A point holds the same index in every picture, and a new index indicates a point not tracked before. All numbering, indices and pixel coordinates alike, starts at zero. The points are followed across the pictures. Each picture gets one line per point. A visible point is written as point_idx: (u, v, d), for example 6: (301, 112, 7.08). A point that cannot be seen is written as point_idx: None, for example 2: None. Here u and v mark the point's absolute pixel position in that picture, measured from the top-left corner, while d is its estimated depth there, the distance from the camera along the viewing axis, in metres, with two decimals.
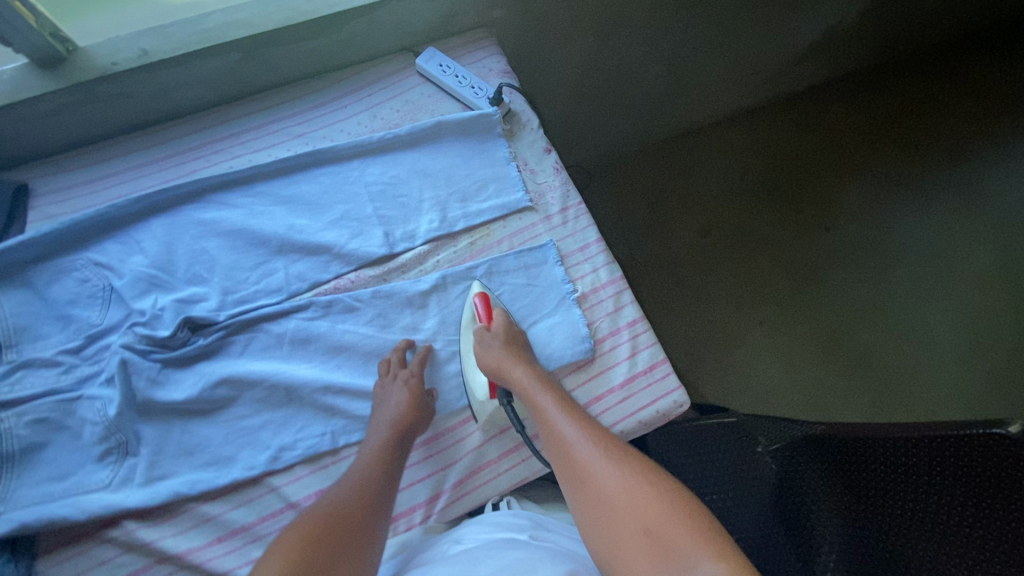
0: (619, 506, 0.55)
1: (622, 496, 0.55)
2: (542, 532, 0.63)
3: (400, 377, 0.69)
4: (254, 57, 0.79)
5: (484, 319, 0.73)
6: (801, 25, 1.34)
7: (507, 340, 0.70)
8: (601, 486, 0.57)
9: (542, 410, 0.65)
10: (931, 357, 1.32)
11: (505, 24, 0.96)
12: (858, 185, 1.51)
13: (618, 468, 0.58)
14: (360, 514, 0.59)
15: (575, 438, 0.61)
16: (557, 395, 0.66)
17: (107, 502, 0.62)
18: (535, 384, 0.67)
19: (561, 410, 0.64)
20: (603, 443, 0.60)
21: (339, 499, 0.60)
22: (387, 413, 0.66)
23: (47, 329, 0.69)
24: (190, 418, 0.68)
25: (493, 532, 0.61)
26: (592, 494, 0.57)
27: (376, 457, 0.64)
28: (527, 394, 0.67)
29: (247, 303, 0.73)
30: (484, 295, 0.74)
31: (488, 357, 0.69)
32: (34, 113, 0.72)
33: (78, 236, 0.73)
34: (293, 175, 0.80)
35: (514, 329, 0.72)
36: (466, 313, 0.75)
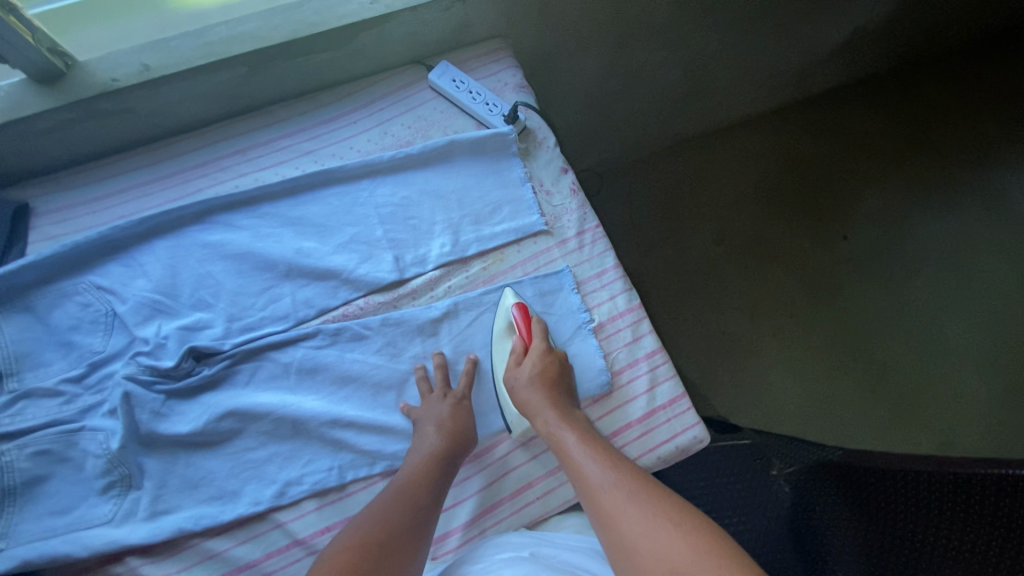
0: (645, 550, 0.52)
1: (644, 536, 0.53)
2: (549, 549, 0.61)
3: (448, 397, 0.69)
4: (261, 71, 0.76)
5: (523, 332, 0.71)
6: (826, 26, 1.29)
7: (537, 371, 0.68)
8: (626, 528, 0.54)
9: (567, 450, 0.63)
10: (950, 375, 1.28)
11: (520, 32, 0.92)
12: (879, 193, 1.46)
13: (644, 510, 0.55)
14: (408, 534, 0.57)
15: (598, 479, 0.59)
16: (582, 434, 0.64)
17: (110, 539, 0.61)
18: (559, 424, 0.65)
19: (586, 450, 0.62)
20: (631, 484, 0.58)
21: (384, 516, 0.58)
22: (437, 425, 0.65)
23: (49, 356, 0.67)
24: (195, 451, 0.66)
25: (502, 551, 0.60)
26: (619, 538, 0.54)
27: (420, 473, 0.62)
28: (551, 434, 0.65)
29: (253, 330, 0.71)
30: (522, 304, 0.72)
31: (517, 393, 0.68)
32: (33, 131, 0.70)
33: (79, 259, 0.71)
34: (300, 195, 0.77)
35: (547, 361, 0.69)
36: (500, 323, 0.73)
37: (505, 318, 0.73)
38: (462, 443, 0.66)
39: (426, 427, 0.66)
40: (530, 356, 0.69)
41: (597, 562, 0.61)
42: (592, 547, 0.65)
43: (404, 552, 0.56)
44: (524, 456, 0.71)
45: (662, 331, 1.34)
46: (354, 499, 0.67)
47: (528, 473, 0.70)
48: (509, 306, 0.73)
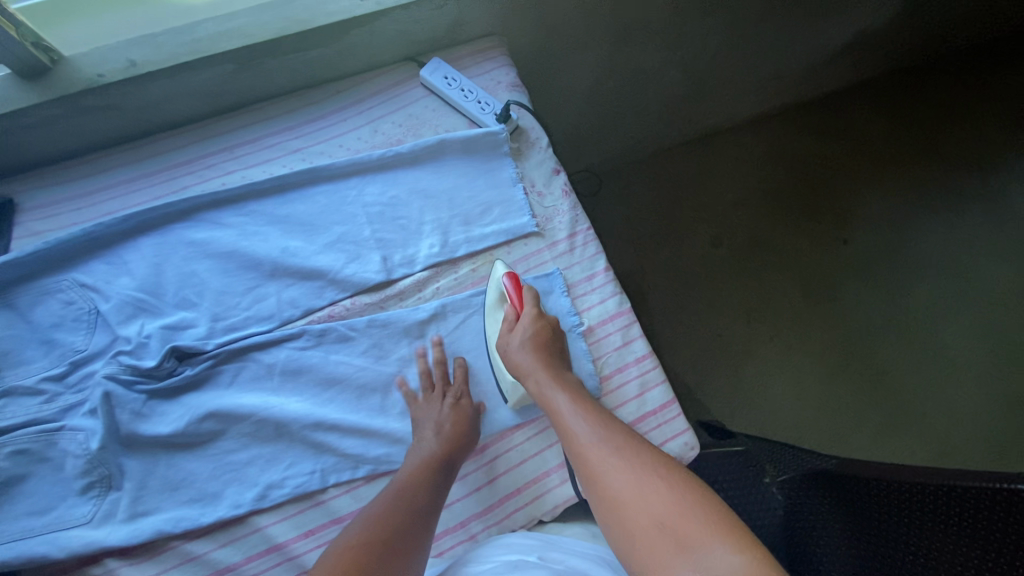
0: (629, 506, 0.51)
1: (630, 492, 0.52)
2: (558, 553, 0.60)
3: (447, 396, 0.68)
4: (249, 67, 0.74)
5: (513, 301, 0.70)
6: (830, 27, 1.27)
7: (529, 338, 0.68)
8: (610, 484, 0.54)
9: (557, 411, 0.62)
10: (948, 381, 1.26)
11: (515, 31, 0.90)
12: (881, 196, 1.44)
13: (632, 466, 0.54)
14: (411, 532, 0.57)
15: (587, 437, 0.58)
16: (573, 395, 0.63)
17: (88, 541, 0.60)
18: (550, 386, 0.64)
19: (575, 410, 0.61)
20: (619, 442, 0.57)
21: (386, 516, 0.58)
22: (436, 429, 0.65)
23: (30, 354, 0.67)
24: (175, 452, 0.65)
25: (508, 554, 0.59)
26: (603, 496, 0.54)
27: (418, 474, 0.62)
28: (542, 396, 0.64)
29: (237, 330, 0.70)
30: (512, 274, 0.71)
31: (511, 357, 0.67)
32: (17, 125, 0.69)
33: (62, 256, 0.70)
34: (288, 194, 0.76)
35: (539, 326, 0.68)
36: (491, 294, 0.72)
37: (497, 289, 0.72)
38: (462, 447, 0.66)
39: (425, 431, 0.66)
40: (522, 323, 0.68)
41: (606, 568, 0.59)
42: (602, 554, 0.63)
43: (408, 549, 0.55)
44: (512, 462, 0.70)
45: (659, 334, 1.33)
46: (335, 504, 0.66)
47: (516, 479, 0.69)
48: (501, 277, 0.71)
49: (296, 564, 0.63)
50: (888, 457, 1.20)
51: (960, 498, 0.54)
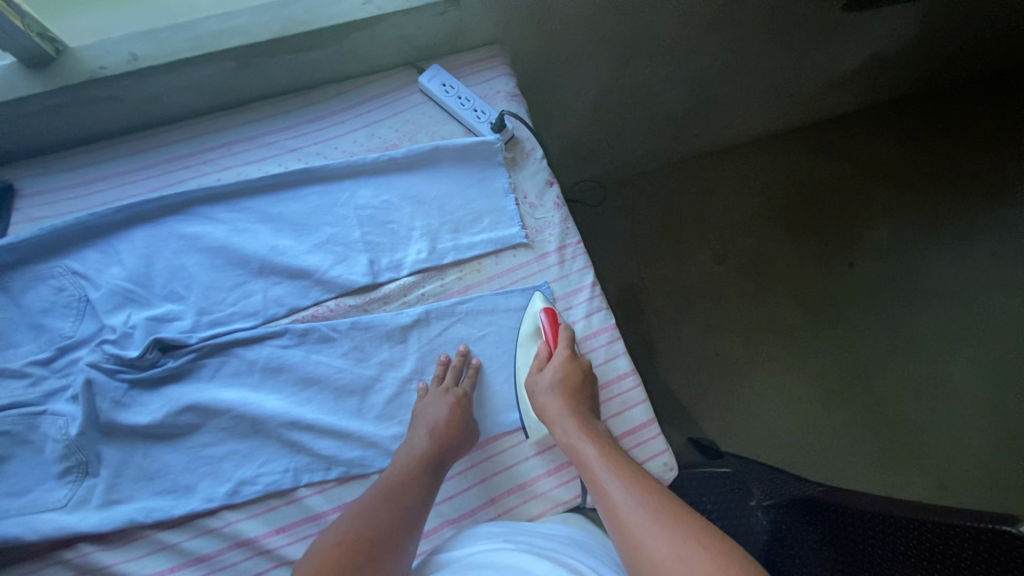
0: (666, 569, 0.48)
1: (668, 553, 0.49)
2: (525, 537, 0.59)
3: (450, 391, 0.68)
4: (249, 66, 0.75)
5: (548, 338, 0.70)
6: (844, 49, 1.25)
7: (559, 378, 0.66)
8: (646, 543, 0.50)
9: (585, 462, 0.60)
10: (949, 414, 1.24)
11: (518, 40, 0.91)
12: (890, 222, 1.42)
13: (668, 526, 0.51)
14: (397, 533, 0.57)
15: (618, 493, 0.55)
16: (602, 447, 0.61)
17: (61, 525, 0.61)
18: (579, 434, 0.63)
19: (605, 463, 0.59)
20: (652, 499, 0.54)
21: (374, 514, 0.58)
22: (429, 426, 0.65)
23: (20, 337, 0.68)
24: (153, 443, 0.66)
25: (478, 546, 0.58)
26: (638, 557, 0.50)
27: (408, 469, 0.62)
28: (570, 446, 0.62)
29: (221, 325, 0.71)
30: (550, 311, 0.71)
31: (539, 399, 0.67)
32: (20, 113, 0.70)
33: (57, 242, 0.71)
34: (281, 192, 0.77)
35: (571, 367, 0.67)
36: (525, 327, 0.73)
37: (532, 324, 0.72)
38: (453, 448, 0.65)
39: (419, 428, 0.65)
40: (553, 362, 0.67)
41: (576, 548, 0.58)
42: (571, 535, 0.62)
43: (393, 551, 0.56)
44: (487, 472, 0.69)
45: (654, 348, 1.31)
46: (307, 503, 0.66)
47: (489, 490, 0.69)
48: (538, 311, 0.72)
49: (265, 560, 0.64)
50: (886, 490, 1.17)
51: (949, 533, 0.51)
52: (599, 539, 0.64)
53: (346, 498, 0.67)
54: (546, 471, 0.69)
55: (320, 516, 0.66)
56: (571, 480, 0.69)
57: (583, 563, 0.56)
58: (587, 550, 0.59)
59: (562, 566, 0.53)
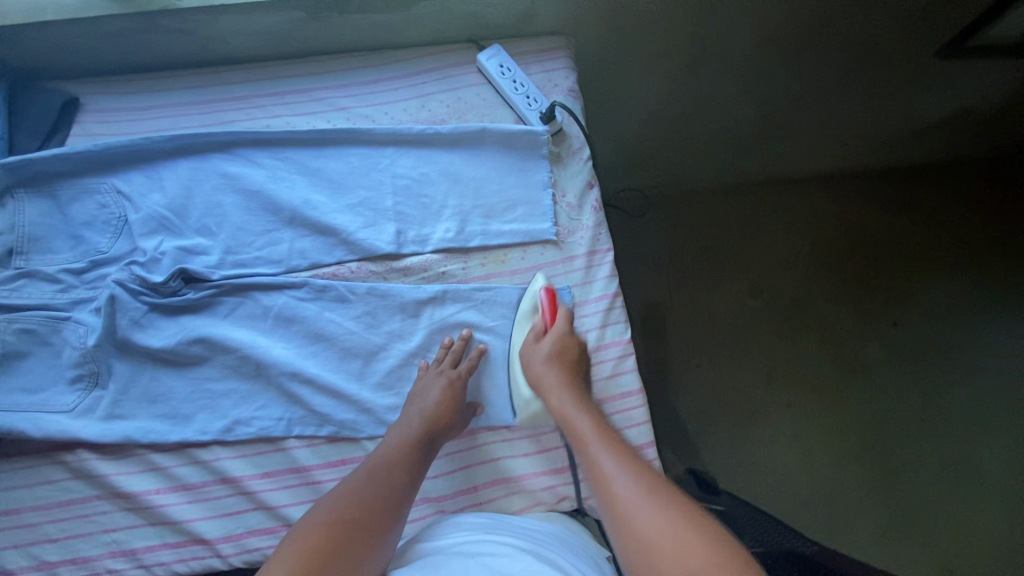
0: (654, 540, 0.47)
1: (657, 527, 0.48)
2: (509, 530, 0.59)
3: (445, 374, 0.67)
4: (317, 19, 0.76)
5: (547, 316, 0.69)
6: (930, 98, 1.17)
7: (556, 351, 0.66)
8: (635, 516, 0.49)
9: (579, 437, 0.59)
10: (968, 496, 1.17)
11: (585, 33, 0.88)
12: (946, 287, 1.33)
13: (660, 505, 0.50)
14: (383, 513, 0.57)
15: (612, 471, 0.54)
16: (598, 424, 0.60)
17: (64, 428, 0.64)
18: (575, 409, 0.62)
19: (599, 439, 0.57)
20: (647, 481, 0.52)
21: (361, 494, 0.57)
22: (421, 408, 0.65)
23: (58, 244, 0.71)
24: (162, 366, 0.69)
25: (462, 536, 0.58)
26: (629, 532, 0.49)
27: (399, 449, 0.62)
28: (566, 420, 0.61)
29: (245, 267, 0.73)
30: (550, 290, 0.70)
31: (533, 368, 0.66)
32: (97, 32, 0.73)
33: (107, 161, 0.73)
34: (324, 148, 0.77)
35: (568, 343, 0.67)
36: (524, 305, 0.72)
37: (532, 300, 0.72)
38: (444, 430, 0.65)
39: (411, 409, 0.65)
40: (550, 336, 0.67)
41: (560, 546, 0.58)
42: (555, 532, 0.61)
43: (377, 533, 0.55)
44: (473, 459, 0.69)
45: (669, 371, 1.28)
46: (294, 454, 0.67)
47: (472, 477, 0.68)
48: (537, 290, 0.71)
49: (245, 501, 0.66)
50: (887, 564, 1.12)
51: None
52: (583, 540, 0.63)
53: (333, 457, 0.68)
54: (535, 472, 0.69)
55: (304, 469, 0.67)
56: (554, 486, 0.68)
57: (567, 560, 0.56)
58: (570, 547, 0.59)
59: (546, 564, 0.53)
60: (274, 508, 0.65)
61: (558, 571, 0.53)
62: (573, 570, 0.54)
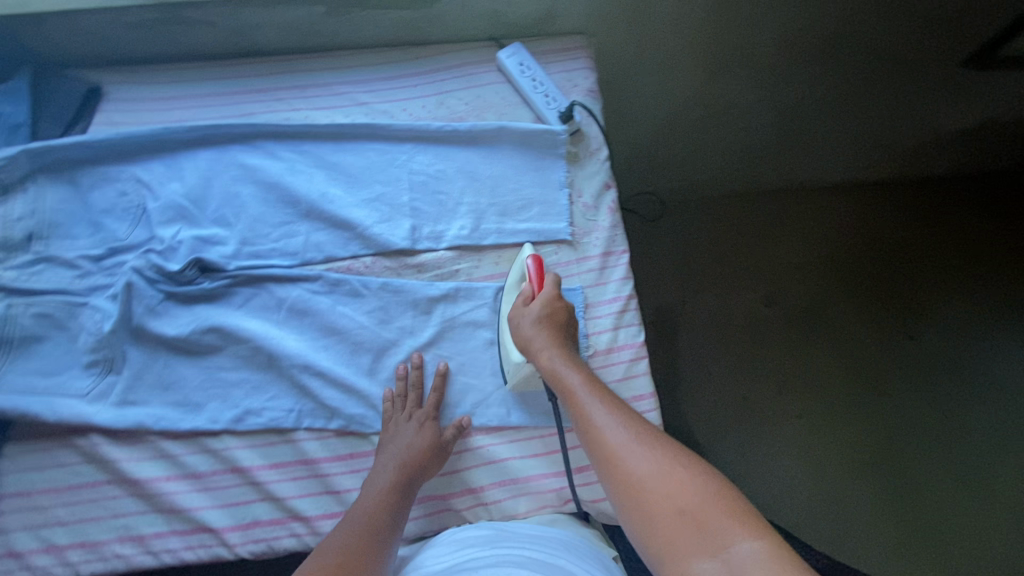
0: (647, 485, 0.46)
1: (648, 470, 0.47)
2: (509, 540, 0.59)
3: (414, 416, 0.66)
4: (340, 14, 0.77)
5: (534, 283, 0.67)
6: (955, 107, 1.15)
7: (544, 316, 0.64)
8: (626, 461, 0.48)
9: (567, 388, 0.57)
10: (980, 511, 1.15)
11: (607, 34, 0.88)
12: (963, 300, 1.31)
13: (651, 449, 0.49)
14: (376, 558, 0.55)
15: (602, 420, 0.52)
16: (586, 375, 0.59)
17: (78, 412, 0.64)
18: (563, 362, 0.60)
19: (588, 390, 0.56)
20: (637, 427, 0.52)
21: (350, 548, 0.55)
22: (394, 455, 0.63)
23: (77, 230, 0.71)
24: (176, 354, 0.69)
25: (460, 551, 0.58)
26: (620, 478, 0.48)
27: (377, 499, 0.60)
28: (554, 373, 0.60)
29: (260, 258, 0.73)
30: (536, 257, 0.68)
31: (520, 331, 0.65)
32: (123, 22, 0.74)
33: (129, 149, 0.74)
34: (342, 142, 0.77)
35: (557, 307, 0.65)
36: (513, 275, 0.71)
37: (519, 270, 0.70)
38: (430, 467, 0.64)
39: (384, 459, 0.64)
40: (539, 301, 0.65)
41: (563, 548, 0.58)
42: (558, 534, 0.61)
43: None
44: (479, 459, 0.68)
45: (679, 377, 1.27)
46: (303, 446, 0.67)
47: (479, 477, 0.68)
48: (526, 258, 0.69)
49: (252, 491, 0.66)
50: None
51: None
52: (589, 542, 0.63)
53: (341, 451, 0.68)
54: (543, 473, 0.68)
55: (313, 462, 0.67)
56: (561, 488, 0.67)
57: (570, 562, 0.56)
58: (574, 547, 0.59)
59: (547, 570, 0.53)
60: (281, 499, 0.65)
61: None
62: (582, 574, 0.54)
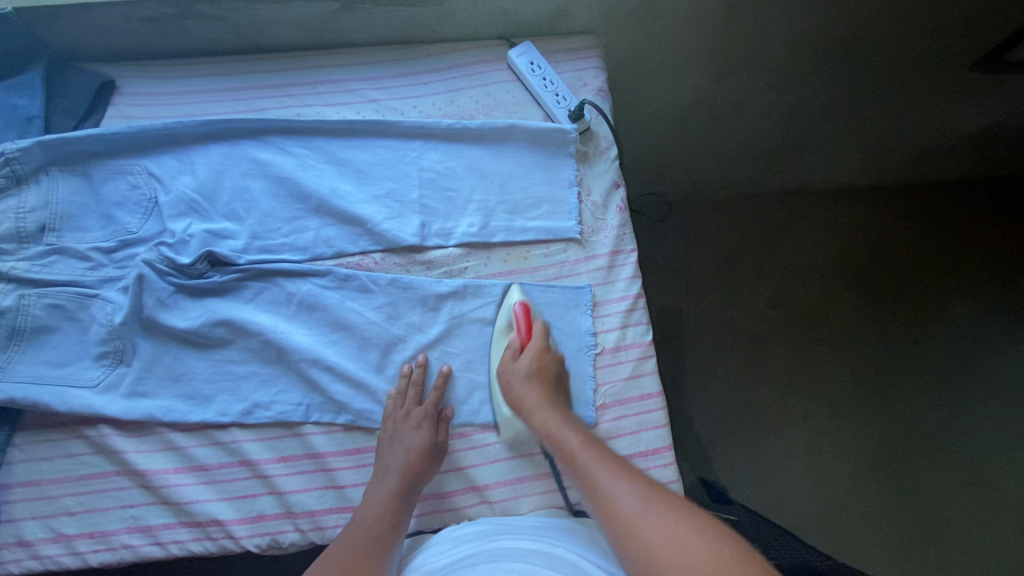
0: (663, 551, 0.46)
1: (663, 536, 0.47)
2: (508, 534, 0.59)
3: (413, 417, 0.66)
4: (352, 11, 0.77)
5: (523, 332, 0.68)
6: (966, 110, 1.14)
7: (534, 370, 0.65)
8: (638, 529, 0.48)
9: (569, 451, 0.57)
10: (985, 518, 1.14)
11: (617, 34, 0.88)
12: (970, 306, 1.30)
13: (661, 512, 0.49)
14: (378, 566, 0.56)
15: (609, 486, 0.52)
16: (586, 436, 0.59)
17: (89, 403, 0.65)
18: (561, 424, 0.60)
19: (590, 452, 0.56)
20: (644, 489, 0.52)
21: (353, 558, 0.56)
22: (394, 459, 0.64)
23: (89, 223, 0.72)
24: (185, 347, 0.69)
25: (459, 548, 0.58)
26: (634, 546, 0.47)
27: (380, 503, 0.61)
28: (554, 435, 0.60)
29: (270, 253, 0.73)
30: (524, 304, 0.70)
31: (511, 387, 0.65)
32: (137, 16, 0.75)
33: (141, 143, 0.75)
34: (353, 138, 0.78)
35: (545, 358, 0.66)
36: (501, 319, 0.71)
37: (506, 315, 0.71)
38: (428, 469, 0.64)
39: (384, 461, 0.64)
40: (528, 353, 0.67)
41: (561, 537, 0.59)
42: (556, 525, 0.62)
43: None
44: (484, 456, 0.69)
45: (684, 378, 1.27)
46: (310, 440, 0.67)
47: (483, 475, 0.68)
48: (513, 303, 0.70)
49: (260, 484, 0.66)
50: None
51: None
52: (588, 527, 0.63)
53: (348, 446, 0.68)
54: (547, 472, 0.68)
55: (320, 456, 0.67)
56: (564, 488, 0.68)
57: (568, 548, 0.56)
58: (572, 535, 0.60)
59: (547, 561, 0.53)
60: (288, 493, 0.66)
61: (569, 565, 0.53)
62: (582, 559, 0.55)
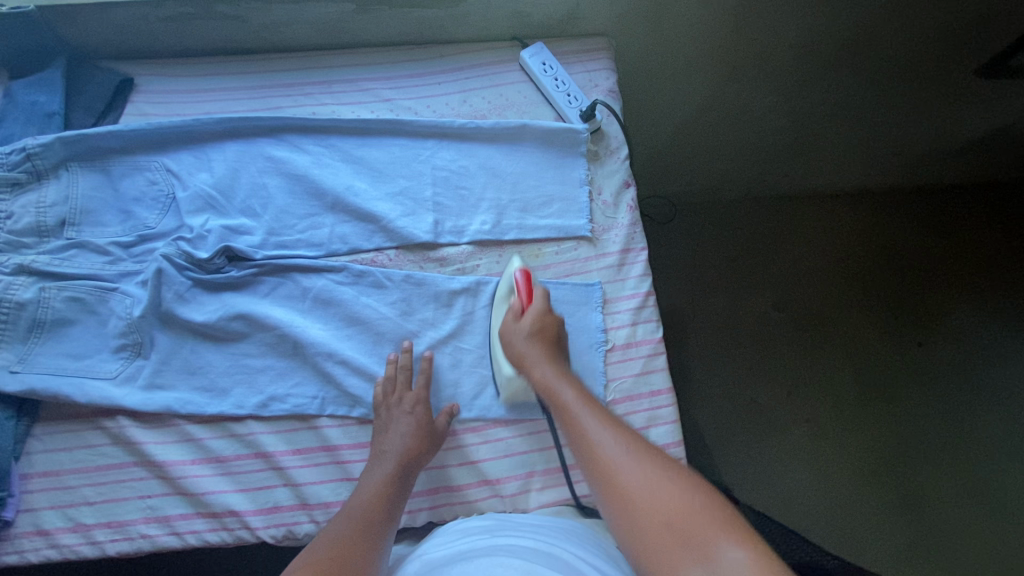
0: (640, 498, 0.50)
1: (641, 485, 0.50)
2: (513, 531, 0.60)
3: (405, 403, 0.66)
4: (368, 11, 0.79)
5: (523, 297, 0.68)
6: (969, 116, 1.16)
7: (535, 330, 0.66)
8: (620, 477, 0.51)
9: (562, 402, 0.60)
10: (989, 521, 1.15)
11: (627, 36, 0.89)
12: (974, 310, 1.32)
13: (642, 463, 0.52)
14: (374, 543, 0.56)
15: (598, 435, 0.55)
16: (580, 390, 0.61)
17: (108, 394, 0.66)
18: (557, 377, 0.63)
19: (583, 404, 0.59)
20: (629, 441, 0.55)
21: (348, 535, 0.56)
22: (387, 444, 0.64)
23: (108, 218, 0.73)
24: (202, 340, 0.70)
25: (464, 541, 0.59)
26: (613, 490, 0.51)
27: (374, 485, 0.61)
28: (549, 388, 0.62)
29: (286, 249, 0.75)
30: (524, 270, 0.70)
31: (512, 346, 0.67)
32: (157, 15, 0.76)
33: (160, 139, 0.76)
34: (367, 137, 0.79)
35: (546, 321, 0.67)
36: (502, 286, 0.72)
37: (508, 282, 0.72)
38: (426, 455, 0.65)
39: (378, 448, 0.64)
40: (529, 316, 0.67)
41: (567, 539, 0.59)
42: (563, 526, 0.62)
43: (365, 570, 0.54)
44: (497, 451, 0.69)
45: (689, 379, 1.28)
46: (325, 433, 0.68)
47: (495, 469, 0.69)
48: (514, 271, 0.70)
49: (276, 476, 0.67)
50: None
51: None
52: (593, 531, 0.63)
53: (362, 439, 0.69)
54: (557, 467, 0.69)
55: (334, 448, 0.68)
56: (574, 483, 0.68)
57: (573, 551, 0.57)
58: (578, 539, 0.60)
59: (551, 561, 0.54)
60: (302, 484, 0.66)
61: (571, 567, 0.54)
62: (585, 564, 0.55)
